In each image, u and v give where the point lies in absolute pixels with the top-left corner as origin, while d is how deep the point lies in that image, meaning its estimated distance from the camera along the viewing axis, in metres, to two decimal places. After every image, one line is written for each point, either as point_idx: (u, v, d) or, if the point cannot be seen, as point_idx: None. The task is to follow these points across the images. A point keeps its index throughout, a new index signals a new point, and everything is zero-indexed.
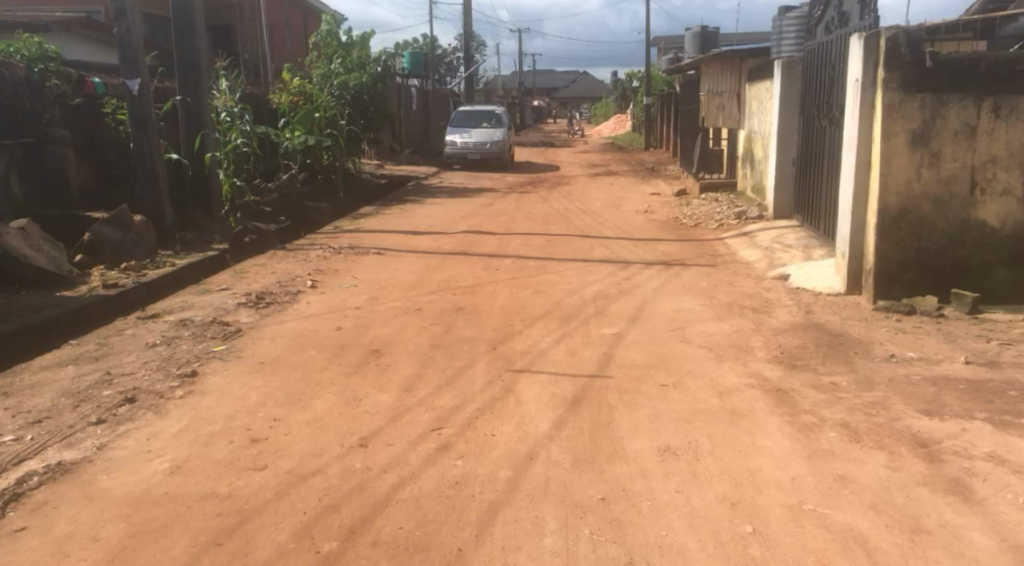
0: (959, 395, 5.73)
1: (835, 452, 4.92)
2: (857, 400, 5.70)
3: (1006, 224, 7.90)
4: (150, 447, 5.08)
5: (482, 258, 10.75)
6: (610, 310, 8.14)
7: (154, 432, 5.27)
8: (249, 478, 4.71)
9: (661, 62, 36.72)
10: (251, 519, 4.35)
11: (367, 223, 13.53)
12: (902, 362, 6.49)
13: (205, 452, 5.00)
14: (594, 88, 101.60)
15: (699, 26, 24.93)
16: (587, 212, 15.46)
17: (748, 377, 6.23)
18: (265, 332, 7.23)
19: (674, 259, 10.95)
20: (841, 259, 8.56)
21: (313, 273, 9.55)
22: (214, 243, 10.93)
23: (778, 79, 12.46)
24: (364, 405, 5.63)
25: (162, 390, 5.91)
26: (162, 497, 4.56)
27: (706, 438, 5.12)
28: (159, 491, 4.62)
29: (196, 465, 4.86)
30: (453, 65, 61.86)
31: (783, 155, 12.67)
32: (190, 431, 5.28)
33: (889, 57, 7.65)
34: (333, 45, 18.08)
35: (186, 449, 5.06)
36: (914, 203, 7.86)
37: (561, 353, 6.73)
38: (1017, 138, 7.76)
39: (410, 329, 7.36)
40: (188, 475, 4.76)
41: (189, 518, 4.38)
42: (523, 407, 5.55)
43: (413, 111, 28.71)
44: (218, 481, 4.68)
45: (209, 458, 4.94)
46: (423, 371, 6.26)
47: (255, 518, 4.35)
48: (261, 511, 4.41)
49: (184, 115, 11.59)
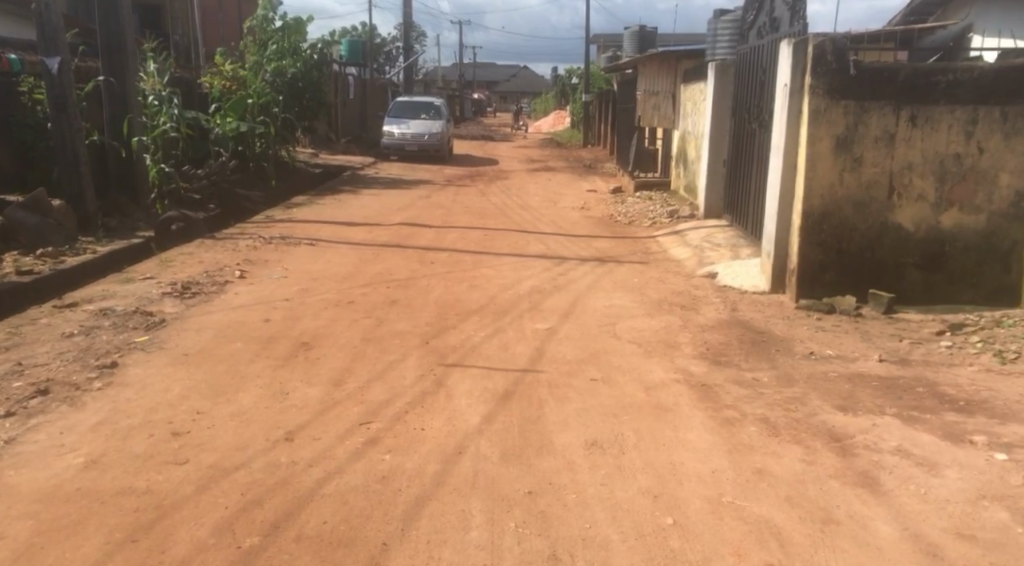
0: (873, 392, 5.96)
1: (754, 446, 5.09)
2: (777, 396, 5.90)
3: (921, 228, 8.17)
4: (63, 442, 5.05)
5: (417, 251, 10.80)
6: (543, 305, 8.26)
7: (68, 426, 5.24)
8: (169, 473, 4.72)
9: (601, 60, 36.99)
10: (169, 515, 4.37)
11: (301, 213, 13.47)
12: (821, 359, 6.72)
13: (122, 446, 4.99)
14: (535, 83, 101.94)
15: (637, 26, 25.21)
16: (524, 207, 15.59)
17: (674, 372, 6.40)
18: (190, 323, 7.20)
19: (607, 255, 11.12)
20: (767, 259, 8.83)
21: (243, 263, 9.51)
22: (140, 231, 10.84)
23: (711, 81, 12.71)
24: (292, 399, 5.66)
25: (78, 382, 5.87)
26: (75, 493, 4.55)
27: (631, 433, 5.26)
28: (71, 487, 4.60)
29: (112, 460, 4.85)
30: (392, 56, 61.57)
31: (714, 157, 12.92)
32: (108, 424, 5.26)
33: (816, 64, 7.90)
34: (268, 30, 17.83)
35: (103, 442, 5.04)
36: (836, 206, 8.14)
37: (494, 347, 6.83)
38: (932, 146, 8.02)
39: (342, 322, 7.39)
40: (103, 471, 4.74)
41: (104, 514, 4.38)
42: (452, 402, 5.64)
43: (350, 100, 28.54)
44: (135, 477, 4.68)
45: (126, 452, 4.94)
46: (353, 365, 6.31)
47: (172, 514, 4.37)
48: (180, 507, 4.43)
49: (108, 95, 11.49)
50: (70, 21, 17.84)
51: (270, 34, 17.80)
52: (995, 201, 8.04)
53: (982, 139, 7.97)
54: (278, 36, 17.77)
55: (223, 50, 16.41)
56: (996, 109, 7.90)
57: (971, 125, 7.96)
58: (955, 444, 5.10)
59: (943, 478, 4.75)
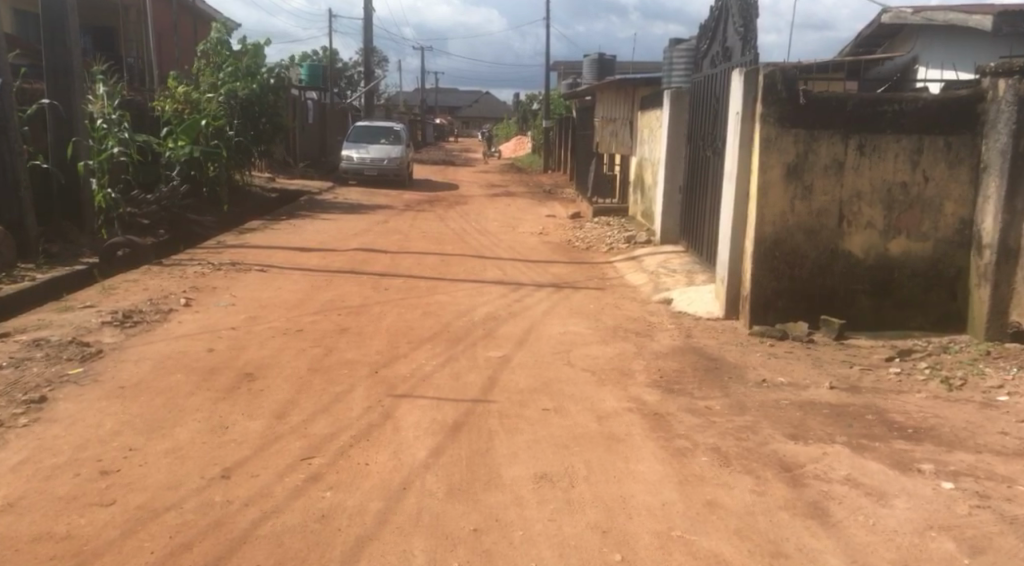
0: (823, 419, 5.94)
1: (704, 477, 5.01)
2: (729, 425, 5.86)
3: (870, 255, 8.24)
4: None
5: (372, 277, 10.69)
6: (497, 332, 8.18)
7: None
8: (93, 516, 4.53)
9: (561, 86, 37.12)
10: (89, 562, 4.19)
11: (253, 238, 13.29)
12: (773, 387, 6.71)
13: (46, 487, 4.80)
14: (496, 110, 102.41)
15: (597, 52, 25.38)
16: (483, 232, 15.53)
17: (626, 401, 6.34)
18: (128, 355, 7.02)
19: (564, 281, 11.09)
20: (721, 285, 8.91)
21: (189, 290, 9.36)
22: (83, 258, 10.66)
23: (667, 109, 12.79)
24: (231, 434, 5.52)
25: (4, 418, 5.69)
26: None
27: (581, 464, 5.15)
28: None
29: (33, 502, 4.65)
30: (354, 80, 61.63)
31: (669, 183, 12.97)
32: (31, 464, 5.08)
33: (766, 93, 7.98)
34: (223, 53, 17.64)
35: (26, 483, 4.85)
36: (788, 233, 8.20)
37: (445, 376, 6.72)
38: (880, 174, 8.10)
39: (288, 352, 7.25)
40: (22, 514, 4.54)
41: (19, 562, 4.19)
42: (400, 435, 5.52)
43: (309, 123, 28.39)
44: (57, 520, 4.49)
45: (49, 493, 4.74)
46: (297, 397, 6.15)
47: (94, 561, 4.19)
48: (103, 552, 4.25)
49: (52, 119, 11.33)
50: (17, 41, 17.64)
51: (225, 57, 17.60)
52: (941, 229, 8.11)
53: (928, 168, 8.05)
54: (233, 58, 17.67)
55: (176, 73, 15.93)
56: (941, 138, 7.97)
57: (917, 154, 8.04)
58: (904, 473, 5.06)
59: (891, 508, 4.71)
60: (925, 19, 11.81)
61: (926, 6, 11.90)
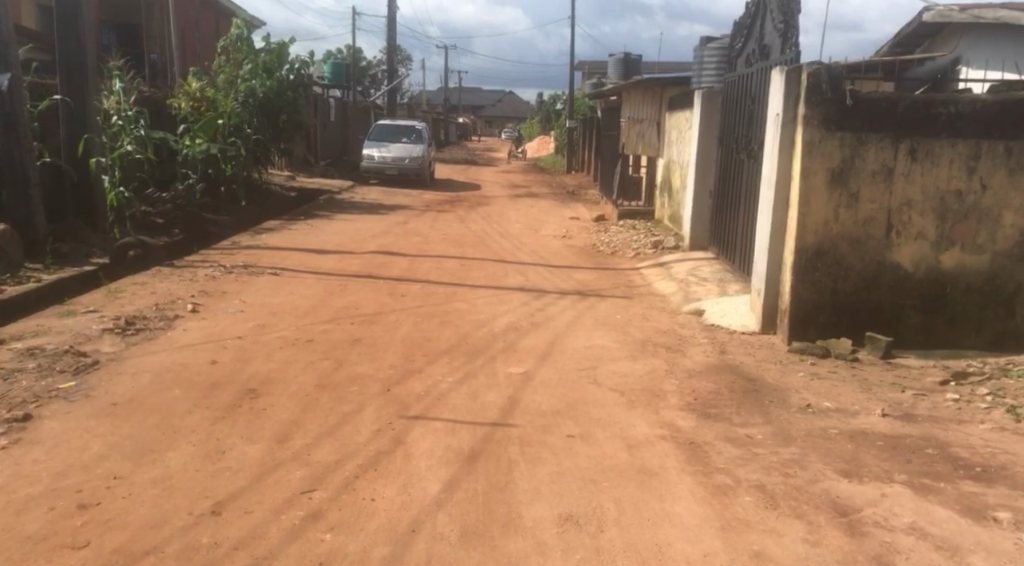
0: (877, 454, 5.40)
1: (750, 522, 4.47)
2: (774, 458, 5.32)
3: (920, 268, 7.75)
4: None
5: (389, 282, 10.18)
6: (518, 345, 7.67)
7: None
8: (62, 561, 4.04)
9: (585, 87, 36.55)
10: None
11: (269, 239, 12.83)
12: (819, 414, 6.18)
13: (17, 525, 4.31)
14: (519, 110, 102.00)
15: (623, 52, 24.85)
16: (505, 235, 15.00)
17: (659, 427, 5.81)
18: (126, 366, 6.44)
19: (589, 289, 10.55)
20: (756, 297, 8.40)
21: (197, 295, 8.87)
22: (93, 257, 10.19)
23: (698, 109, 12.26)
24: (226, 460, 4.94)
25: None
26: None
27: (611, 504, 4.62)
28: None
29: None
30: (377, 78, 61.24)
31: (699, 187, 12.44)
32: (4, 495, 4.57)
33: (811, 93, 7.50)
34: (244, 49, 17.14)
35: None
36: (832, 243, 7.71)
37: (462, 396, 6.20)
38: (933, 182, 7.61)
39: (296, 364, 6.70)
40: None
41: None
42: (411, 464, 4.96)
43: (330, 122, 27.97)
44: None
45: (19, 532, 4.25)
46: (302, 417, 5.57)
47: None
48: None
49: (65, 115, 10.81)
50: (34, 36, 17.29)
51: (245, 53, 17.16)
52: (999, 241, 7.65)
53: (985, 175, 7.57)
54: (255, 55, 17.05)
55: (196, 69, 15.43)
56: (1000, 144, 7.50)
57: (974, 160, 7.55)
58: (976, 522, 4.50)
59: None
60: (973, 17, 12.08)
61: (974, 5, 12.16)
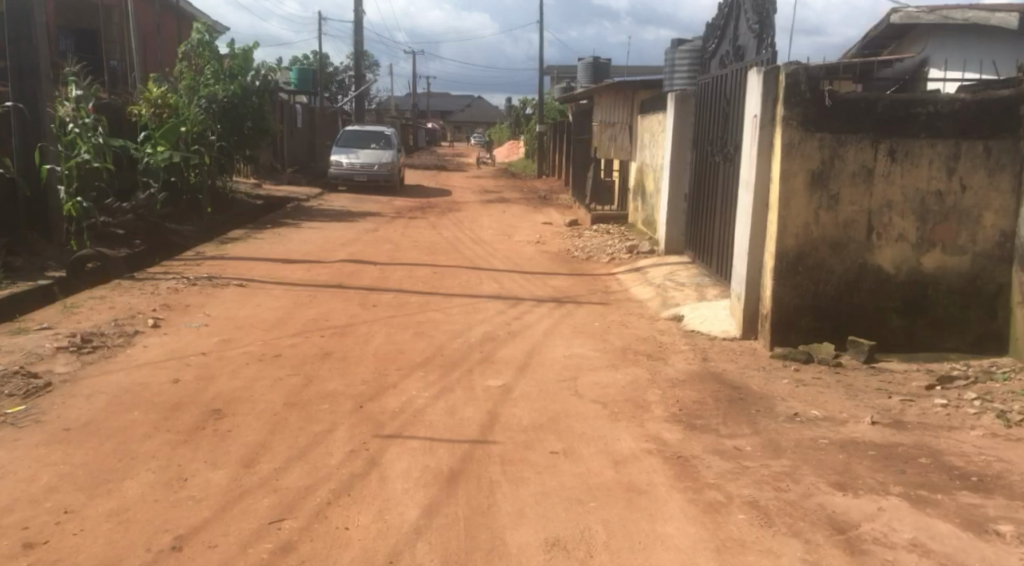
0: (870, 464, 5.21)
1: (746, 542, 4.28)
2: (764, 471, 5.13)
3: (901, 270, 7.60)
4: None
5: (360, 292, 9.91)
6: (496, 357, 7.44)
7: None
8: None
9: (555, 92, 36.32)
10: None
11: (235, 249, 12.52)
12: (808, 423, 6.00)
13: None
14: (489, 115, 101.85)
15: (592, 56, 24.72)
16: (478, 241, 14.77)
17: (645, 440, 5.60)
18: (81, 388, 6.14)
19: (566, 295, 10.35)
20: (736, 301, 8.23)
21: (159, 309, 8.56)
22: (49, 271, 9.85)
23: (671, 112, 12.12)
24: (189, 488, 4.67)
25: None
26: None
27: (599, 527, 4.40)
28: None
29: None
30: (344, 84, 60.66)
31: (674, 190, 12.27)
32: None
33: (789, 95, 7.35)
34: (206, 55, 16.65)
35: None
36: (812, 246, 7.55)
37: (439, 411, 5.96)
38: (913, 183, 7.47)
39: (264, 381, 6.43)
40: None
41: None
42: (386, 487, 4.72)
43: (297, 128, 27.60)
44: None
45: None
46: (270, 439, 5.31)
47: None
48: None
49: (17, 124, 10.46)
50: None
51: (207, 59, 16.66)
52: (980, 241, 7.52)
53: (965, 175, 7.43)
54: (218, 60, 16.72)
55: (156, 75, 15.08)
56: (980, 143, 7.37)
57: (953, 161, 7.42)
58: (979, 538, 4.33)
59: None
60: (941, 17, 12.07)
61: (941, 5, 12.14)
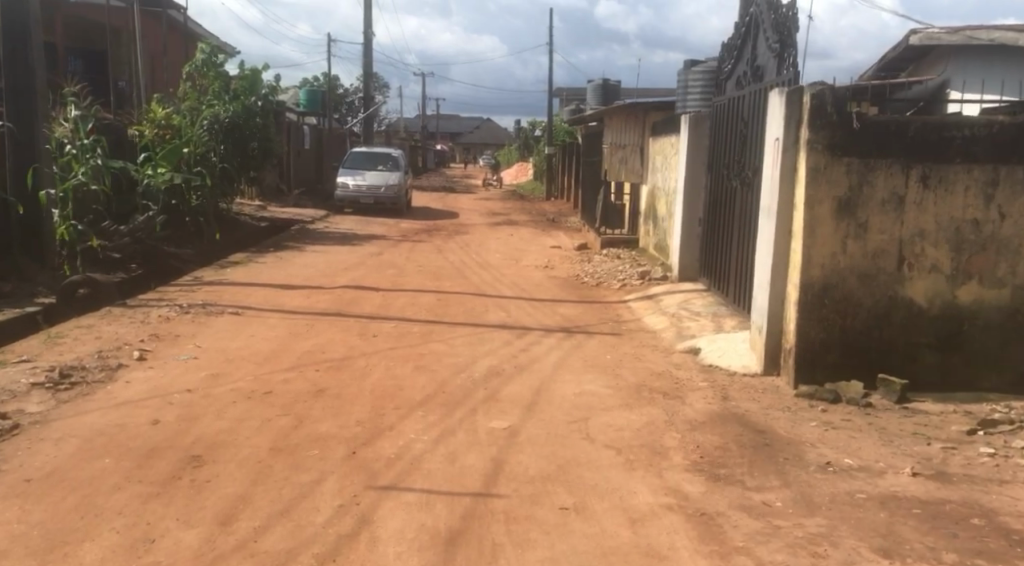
0: (916, 525, 4.70)
1: None
2: (798, 532, 4.62)
3: (935, 303, 7.09)
4: None
5: (359, 321, 9.43)
6: (502, 394, 6.93)
7: None
8: None
9: (565, 113, 35.97)
10: None
11: (234, 274, 12.07)
12: (842, 473, 5.48)
13: None
14: (498, 137, 101.70)
15: (601, 78, 24.38)
16: (485, 266, 14.29)
17: (664, 494, 5.09)
18: (51, 431, 5.66)
19: (576, 325, 9.85)
20: (757, 334, 7.72)
21: (146, 340, 8.09)
22: (38, 297, 9.41)
23: (685, 135, 11.65)
24: (155, 554, 4.19)
25: None
26: None
27: None
28: None
29: None
30: (353, 106, 60.51)
31: (688, 215, 11.77)
32: None
33: (814, 117, 6.88)
34: (212, 74, 16.35)
35: None
36: (839, 277, 7.05)
37: (439, 458, 5.46)
38: (947, 211, 6.98)
39: (250, 423, 5.94)
40: None
41: None
42: (377, 552, 4.23)
43: (304, 149, 27.22)
44: None
45: None
46: (251, 491, 4.83)
47: None
48: None
49: (9, 145, 10.06)
50: None
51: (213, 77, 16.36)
52: (1019, 274, 7.03)
53: (1004, 203, 6.95)
54: (224, 80, 16.38)
55: (159, 95, 14.70)
56: (1019, 169, 6.89)
57: (991, 187, 6.93)
58: None
59: None
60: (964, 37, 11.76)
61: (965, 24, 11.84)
